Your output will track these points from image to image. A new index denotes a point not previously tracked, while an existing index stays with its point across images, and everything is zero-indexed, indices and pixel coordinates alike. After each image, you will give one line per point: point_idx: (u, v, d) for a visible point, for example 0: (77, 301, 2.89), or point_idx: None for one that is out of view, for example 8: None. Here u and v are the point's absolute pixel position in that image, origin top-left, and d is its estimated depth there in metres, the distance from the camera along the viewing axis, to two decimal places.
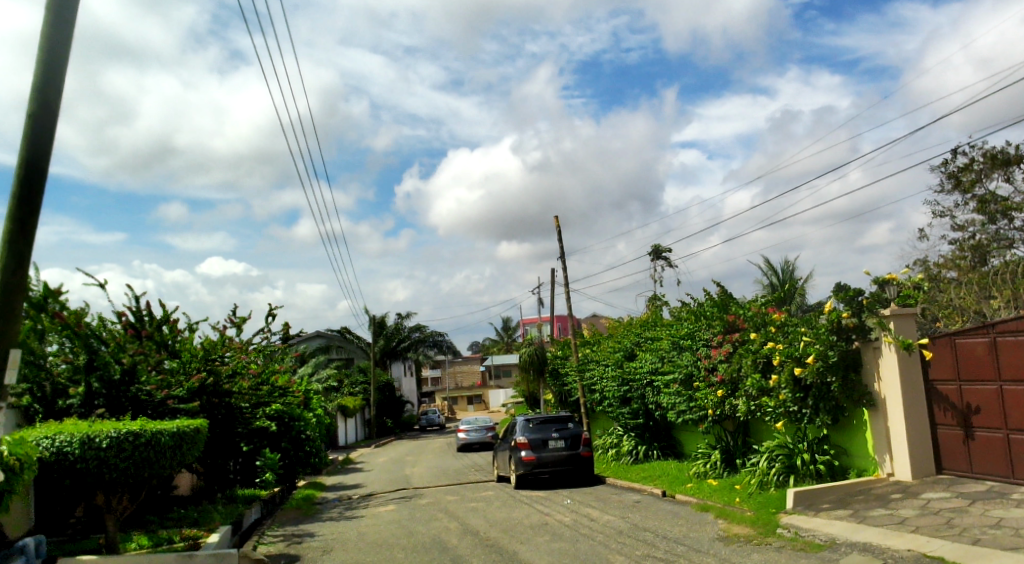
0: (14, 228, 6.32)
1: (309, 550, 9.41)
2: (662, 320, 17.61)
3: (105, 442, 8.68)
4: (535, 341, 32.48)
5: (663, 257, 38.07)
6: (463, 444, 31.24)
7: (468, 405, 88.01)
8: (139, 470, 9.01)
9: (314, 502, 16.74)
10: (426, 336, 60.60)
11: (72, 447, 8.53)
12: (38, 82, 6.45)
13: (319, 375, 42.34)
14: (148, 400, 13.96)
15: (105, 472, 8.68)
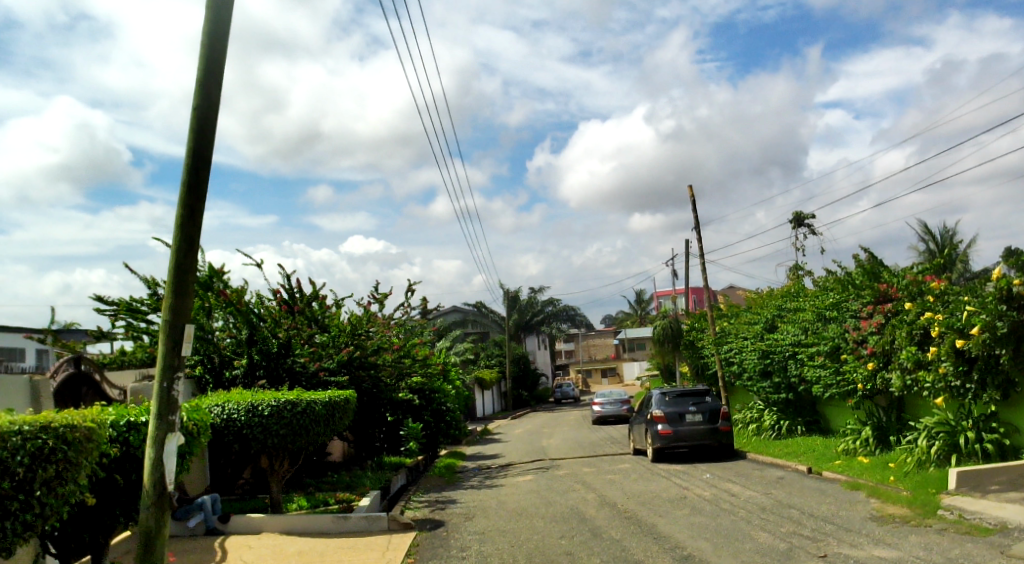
0: (184, 212, 6.88)
1: (453, 515, 9.81)
2: (805, 290, 16.88)
3: (267, 410, 9.36)
4: (670, 314, 31.99)
5: (805, 224, 36.39)
6: (598, 417, 31.40)
7: (602, 378, 88.70)
8: (297, 436, 9.65)
9: (454, 470, 17.43)
10: (559, 310, 61.48)
11: (240, 413, 9.33)
12: (201, 76, 6.92)
13: (458, 348, 44.02)
14: (302, 370, 14.95)
15: (268, 438, 9.36)
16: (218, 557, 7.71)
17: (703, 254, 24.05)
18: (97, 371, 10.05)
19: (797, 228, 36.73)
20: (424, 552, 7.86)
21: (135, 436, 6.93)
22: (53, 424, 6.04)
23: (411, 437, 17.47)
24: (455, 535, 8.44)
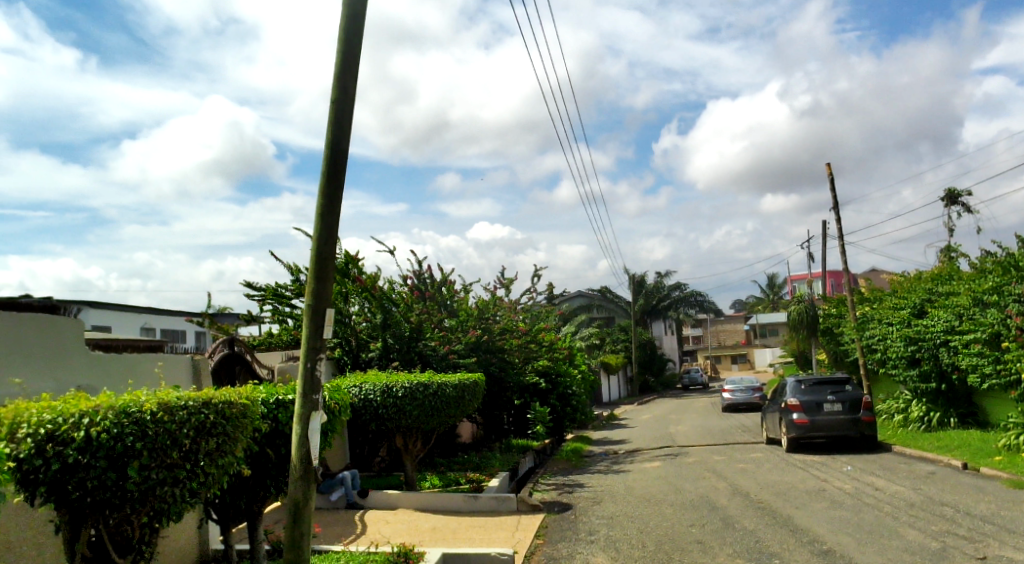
0: (324, 202, 7.23)
1: (580, 499, 9.87)
2: (959, 273, 15.73)
3: (401, 391, 9.74)
4: (806, 298, 30.60)
5: (960, 201, 33.74)
6: (728, 404, 30.67)
7: (732, 365, 86.67)
8: (429, 416, 9.99)
9: (581, 455, 17.54)
10: (688, 295, 60.55)
11: (376, 394, 9.76)
12: (338, 70, 7.23)
13: (584, 333, 44.26)
14: (433, 354, 15.38)
15: (402, 418, 9.74)
16: (359, 531, 8.14)
17: (843, 236, 22.86)
18: (248, 352, 10.78)
19: (953, 205, 34.17)
20: (552, 534, 7.98)
21: (282, 412, 7.39)
22: (213, 400, 6.60)
23: (538, 420, 17.75)
24: (583, 519, 8.49)
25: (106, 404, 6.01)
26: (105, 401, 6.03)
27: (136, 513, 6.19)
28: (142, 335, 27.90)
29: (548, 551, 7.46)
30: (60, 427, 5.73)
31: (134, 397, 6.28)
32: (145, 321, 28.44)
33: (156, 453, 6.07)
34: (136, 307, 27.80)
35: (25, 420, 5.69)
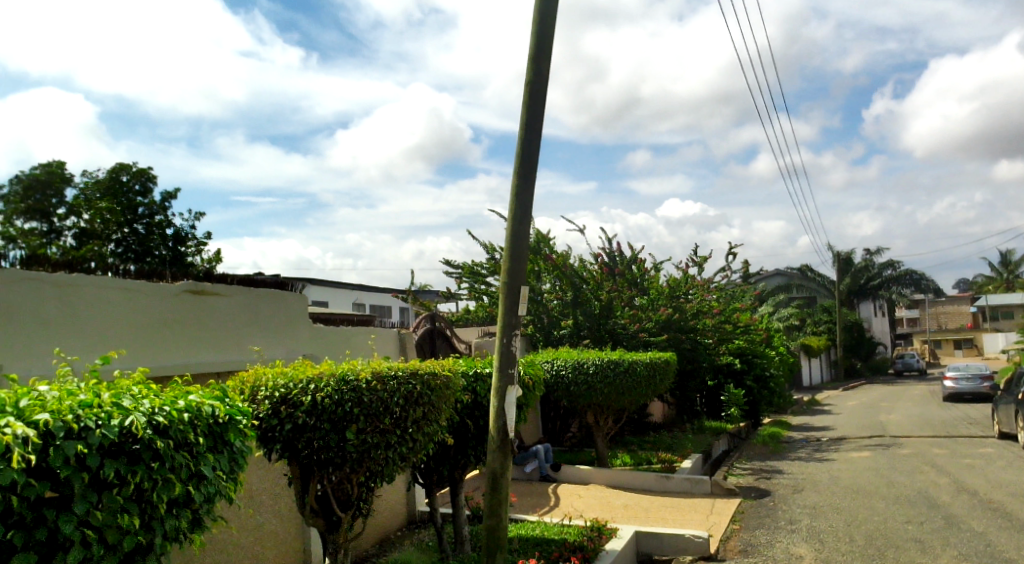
0: (518, 182, 7.42)
1: (779, 486, 9.50)
2: None
3: (592, 368, 10.43)
4: None
5: None
6: (951, 392, 28.01)
7: (953, 351, 78.90)
8: (620, 391, 10.55)
9: (779, 440, 16.86)
10: (901, 274, 55.91)
11: (568, 370, 10.58)
12: (533, 50, 7.35)
13: (782, 313, 42.50)
14: (623, 332, 16.16)
15: (594, 395, 10.42)
16: (553, 503, 8.38)
17: None
18: (448, 327, 11.39)
19: None
20: (749, 520, 7.76)
21: (481, 386, 7.70)
22: (420, 371, 7.00)
23: (732, 402, 17.69)
24: (783, 506, 8.16)
25: (328, 372, 6.61)
26: (328, 369, 6.65)
27: (355, 473, 6.74)
28: (354, 310, 30.28)
29: (745, 538, 7.29)
30: (291, 391, 6.42)
31: (352, 366, 6.86)
32: (357, 297, 30.89)
33: (371, 418, 6.58)
34: (348, 283, 30.24)
35: (263, 385, 6.47)
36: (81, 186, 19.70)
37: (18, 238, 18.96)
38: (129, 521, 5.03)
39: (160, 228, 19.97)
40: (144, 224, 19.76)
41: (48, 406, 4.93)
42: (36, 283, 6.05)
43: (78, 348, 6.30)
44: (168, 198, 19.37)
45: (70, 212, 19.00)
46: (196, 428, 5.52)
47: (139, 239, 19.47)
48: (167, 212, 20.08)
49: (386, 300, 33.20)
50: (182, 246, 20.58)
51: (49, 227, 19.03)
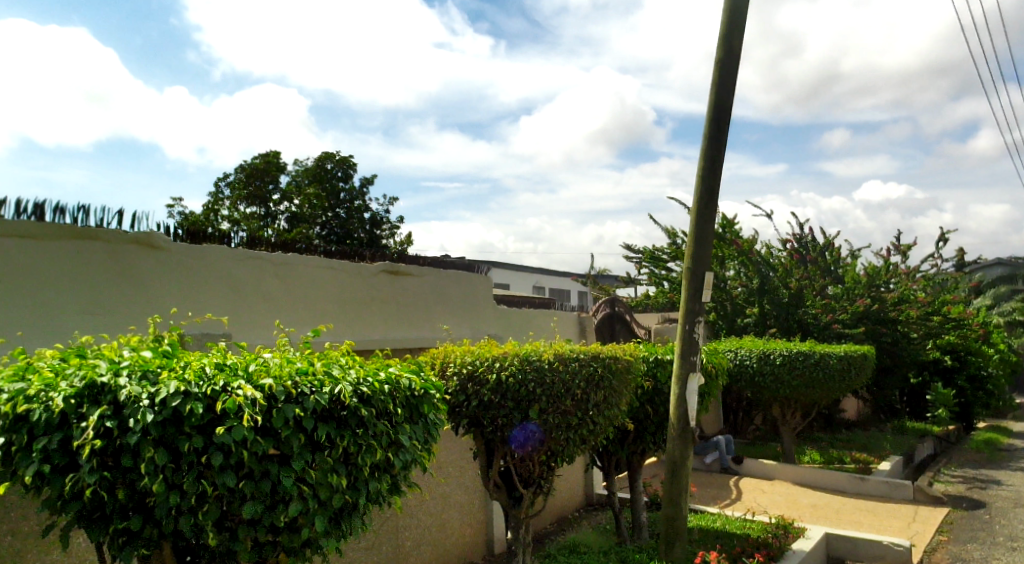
0: (705, 165, 7.20)
1: (997, 498, 8.64)
2: None
3: (778, 359, 11.00)
4: None
5: None
6: None
7: None
8: (808, 382, 10.88)
9: (997, 447, 15.31)
10: None
11: (752, 360, 11.27)
12: (725, 27, 7.08)
13: (1005, 307, 38.31)
14: (814, 322, 15.63)
15: (780, 387, 10.98)
16: (734, 496, 8.16)
17: None
18: (627, 312, 11.42)
19: None
20: (959, 532, 7.11)
21: (661, 372, 7.61)
22: (601, 354, 7.03)
23: (939, 403, 16.27)
24: (1002, 521, 7.40)
25: (513, 351, 6.82)
26: (512, 349, 6.86)
27: (536, 451, 6.90)
28: (535, 293, 31.07)
29: (955, 551, 6.71)
30: (478, 368, 6.70)
31: (535, 347, 7.03)
32: (538, 280, 31.64)
33: (553, 399, 6.69)
34: (530, 266, 31.12)
35: (453, 361, 6.81)
36: (293, 173, 21.63)
37: (242, 221, 21.20)
38: (338, 481, 5.48)
39: (359, 212, 21.49)
40: (345, 208, 21.37)
41: (271, 371, 5.52)
42: (260, 263, 6.91)
43: (295, 320, 7.11)
44: (367, 182, 20.74)
45: (284, 197, 20.92)
46: (395, 399, 5.91)
47: (341, 222, 21.05)
48: (365, 197, 21.58)
49: (565, 284, 33.64)
50: (377, 229, 22.04)
51: (266, 211, 21.05)
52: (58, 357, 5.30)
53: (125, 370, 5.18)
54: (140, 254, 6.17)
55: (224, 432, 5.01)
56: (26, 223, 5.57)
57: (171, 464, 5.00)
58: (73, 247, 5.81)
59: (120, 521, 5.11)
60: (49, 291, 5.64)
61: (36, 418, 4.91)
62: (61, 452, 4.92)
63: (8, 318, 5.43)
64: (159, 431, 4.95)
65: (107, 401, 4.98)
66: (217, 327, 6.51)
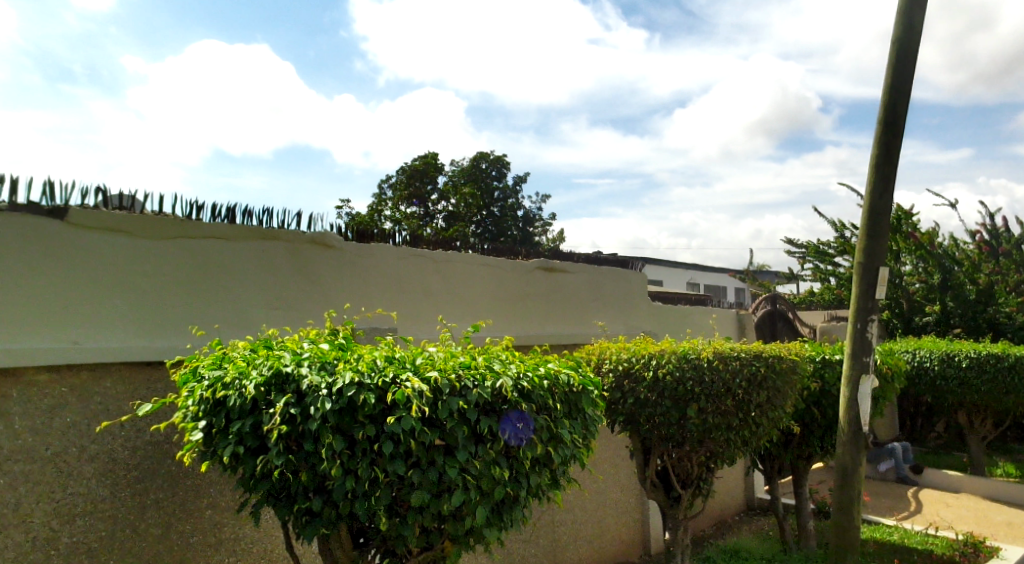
0: (879, 152, 6.72)
1: None
2: None
3: (964, 362, 10.45)
4: None
5: None
6: None
7: None
8: (1004, 389, 10.38)
9: None
10: None
11: (932, 362, 10.78)
12: (904, 3, 6.58)
13: None
14: (1008, 322, 14.37)
15: (967, 391, 10.45)
16: (913, 508, 7.63)
17: None
18: (790, 310, 11.02)
19: None
20: None
21: (830, 373, 7.20)
22: (764, 353, 6.74)
23: None
24: None
25: (670, 349, 6.69)
26: (669, 346, 6.74)
27: (695, 452, 6.74)
28: (690, 290, 30.55)
29: None
30: (634, 366, 6.63)
31: (693, 344, 6.86)
32: (692, 277, 30.97)
33: (712, 399, 6.49)
34: (684, 263, 30.63)
35: (609, 357, 6.78)
36: (449, 173, 22.46)
37: (403, 221, 22.31)
38: (499, 473, 5.60)
39: (513, 210, 21.98)
40: (499, 206, 21.91)
41: (436, 365, 5.72)
42: (422, 261, 7.22)
43: (456, 316, 7.36)
44: (520, 180, 21.16)
45: (441, 197, 21.78)
46: (554, 395, 5.96)
47: (495, 221, 21.60)
48: (518, 194, 22.03)
49: (719, 280, 32.66)
50: (530, 227, 22.42)
51: (425, 210, 22.02)
52: (248, 347, 5.77)
53: (306, 360, 5.56)
54: (316, 252, 6.61)
55: (395, 421, 5.25)
56: (221, 225, 6.12)
57: (347, 450, 5.31)
58: (259, 246, 6.31)
59: (303, 502, 5.49)
60: (238, 287, 6.17)
61: (232, 403, 5.38)
62: (253, 435, 5.36)
63: (207, 312, 6.02)
64: (336, 419, 5.27)
65: (291, 390, 5.37)
66: (385, 322, 6.86)
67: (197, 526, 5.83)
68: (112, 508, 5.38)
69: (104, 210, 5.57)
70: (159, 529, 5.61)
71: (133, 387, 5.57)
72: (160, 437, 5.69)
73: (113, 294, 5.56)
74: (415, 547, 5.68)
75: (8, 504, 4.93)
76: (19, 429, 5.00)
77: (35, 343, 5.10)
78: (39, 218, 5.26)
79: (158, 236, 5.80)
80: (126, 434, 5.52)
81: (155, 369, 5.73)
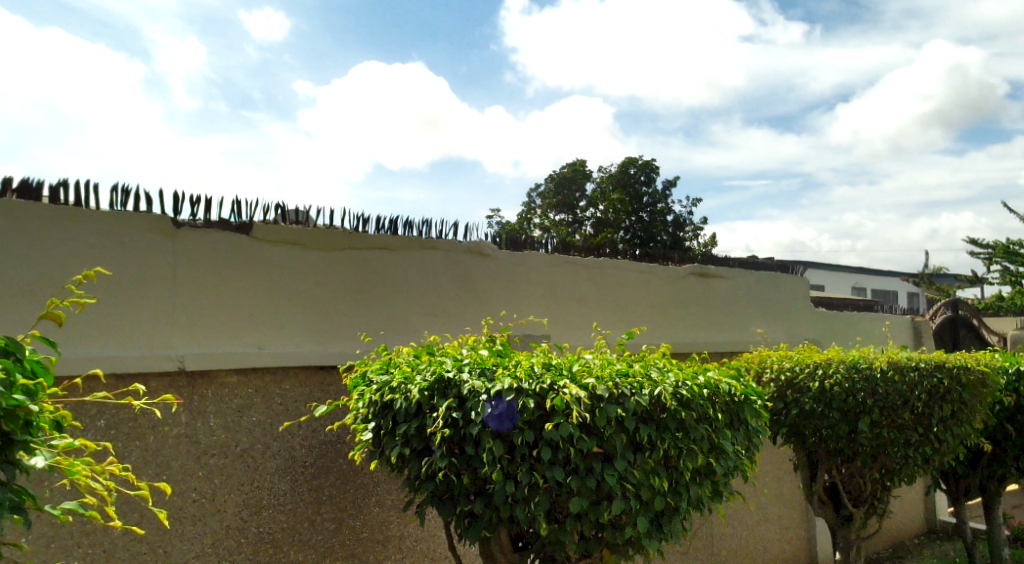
0: None
1: None
2: None
3: None
4: None
5: None
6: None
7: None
8: None
9: None
10: None
11: None
12: None
13: None
14: None
15: None
16: None
17: None
18: (975, 317, 10.06)
19: None
20: None
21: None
22: (947, 364, 6.21)
23: None
24: None
25: (838, 357, 6.29)
26: (837, 355, 6.33)
27: (868, 468, 6.33)
28: (855, 296, 28.77)
29: None
30: (798, 375, 6.30)
31: (863, 354, 6.42)
32: (856, 281, 29.21)
33: (887, 411, 6.05)
34: (848, 267, 28.94)
35: (769, 366, 6.48)
36: (597, 180, 22.48)
37: (552, 229, 22.62)
38: (659, 483, 5.50)
39: (662, 215, 21.63)
40: (649, 211, 21.62)
41: (593, 372, 5.65)
42: (573, 268, 7.26)
43: (609, 323, 7.37)
44: (670, 185, 20.81)
45: (590, 204, 21.87)
46: (714, 404, 5.76)
47: (644, 226, 21.38)
48: (668, 199, 21.66)
49: (888, 285, 30.52)
50: (681, 232, 21.98)
51: (573, 218, 22.17)
52: (412, 353, 5.99)
53: (466, 366, 5.67)
54: (472, 261, 6.80)
55: (553, 428, 5.24)
56: (385, 236, 6.43)
57: (506, 455, 5.40)
58: (420, 256, 6.57)
59: (465, 504, 5.63)
60: (401, 295, 6.46)
61: (398, 406, 5.60)
62: (418, 438, 5.55)
63: (373, 319, 6.35)
64: (496, 424, 5.35)
65: (453, 394, 5.51)
66: (538, 328, 6.94)
67: (367, 522, 6.14)
68: (292, 503, 5.77)
69: (283, 225, 5.99)
70: (333, 524, 5.96)
71: (309, 390, 5.95)
72: (333, 437, 6.06)
73: (292, 302, 5.98)
74: (574, 554, 5.67)
75: (206, 494, 5.35)
76: (214, 427, 5.41)
77: (226, 347, 5.56)
78: (229, 233, 5.73)
79: (331, 247, 6.18)
80: (304, 434, 5.90)
81: (329, 373, 6.11)
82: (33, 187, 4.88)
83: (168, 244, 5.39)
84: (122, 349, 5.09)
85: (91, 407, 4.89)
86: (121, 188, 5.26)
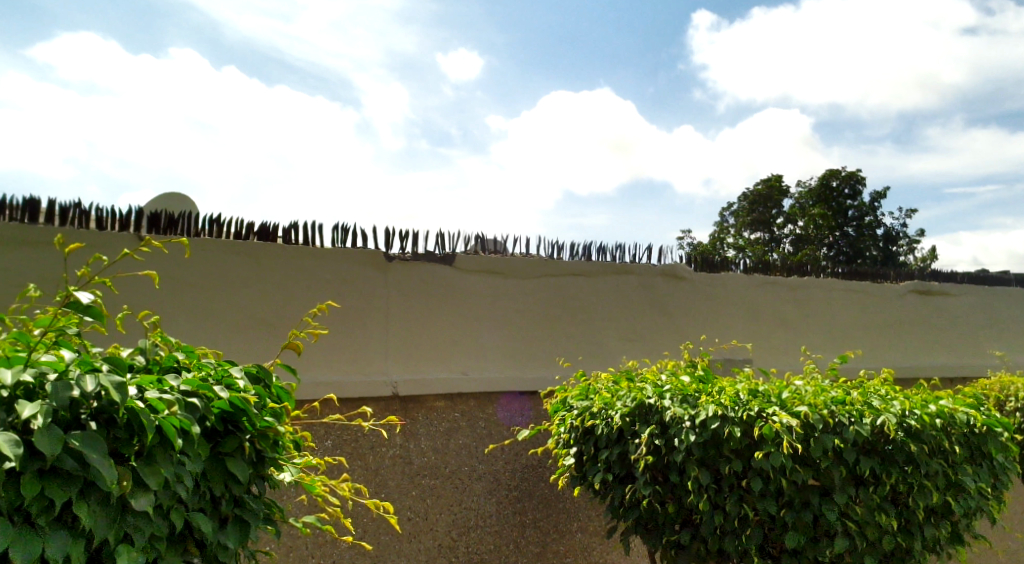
0: None
1: None
2: None
3: None
4: None
5: None
6: None
7: None
8: None
9: None
10: None
11: None
12: None
13: None
14: None
15: None
16: None
17: None
18: None
19: None
20: None
21: None
22: None
23: None
24: None
25: None
26: None
27: None
28: None
29: None
30: None
31: None
32: None
33: None
34: None
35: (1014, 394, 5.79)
36: (796, 195, 21.34)
37: (748, 247, 21.76)
38: (886, 521, 5.02)
39: (872, 229, 20.12)
40: (855, 225, 20.16)
41: (805, 399, 5.15)
42: (776, 288, 6.94)
43: (820, 347, 6.99)
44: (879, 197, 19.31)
45: (789, 220, 20.80)
46: (950, 436, 5.16)
47: (851, 241, 19.97)
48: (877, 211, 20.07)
49: None
50: (893, 245, 20.28)
51: (770, 235, 21.22)
52: (612, 379, 5.94)
53: (667, 393, 5.46)
54: (669, 284, 6.69)
55: (762, 457, 4.91)
56: (579, 261, 6.50)
57: (713, 484, 5.19)
58: (614, 280, 6.56)
59: (671, 533, 5.48)
60: (598, 321, 6.49)
61: (600, 432, 5.57)
62: (620, 464, 5.50)
63: (572, 345, 6.43)
64: (702, 452, 5.13)
65: (655, 421, 5.35)
66: (740, 353, 6.71)
67: (570, 547, 6.16)
68: (498, 525, 5.93)
69: (485, 254, 6.20)
70: (537, 547, 6.04)
71: (511, 414, 6.11)
72: (535, 461, 6.17)
73: (494, 329, 6.19)
74: None
75: (419, 513, 5.61)
76: (425, 449, 5.69)
77: (436, 373, 5.87)
78: (434, 264, 6.02)
79: (528, 275, 6.34)
80: (507, 457, 6.05)
81: (529, 397, 6.24)
82: (269, 230, 5.39)
83: (381, 277, 5.76)
84: (348, 375, 5.52)
85: (321, 428, 5.33)
86: (339, 227, 5.71)
